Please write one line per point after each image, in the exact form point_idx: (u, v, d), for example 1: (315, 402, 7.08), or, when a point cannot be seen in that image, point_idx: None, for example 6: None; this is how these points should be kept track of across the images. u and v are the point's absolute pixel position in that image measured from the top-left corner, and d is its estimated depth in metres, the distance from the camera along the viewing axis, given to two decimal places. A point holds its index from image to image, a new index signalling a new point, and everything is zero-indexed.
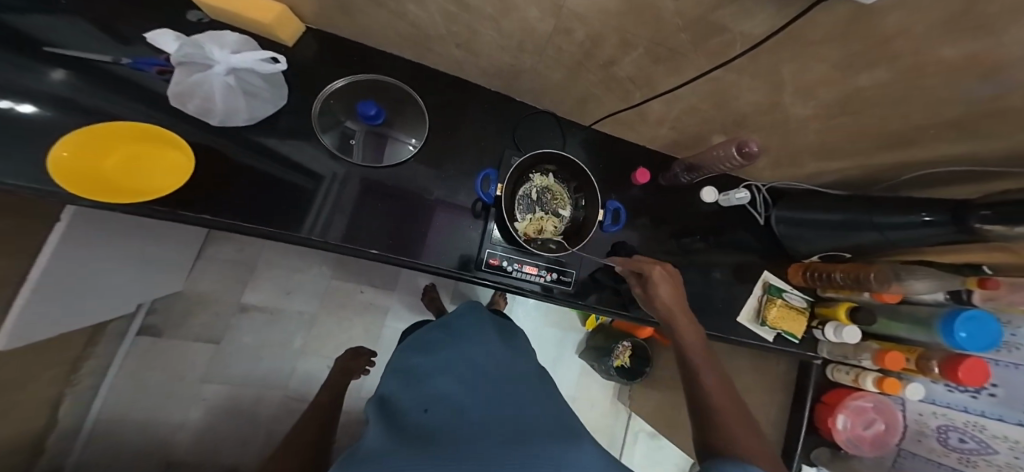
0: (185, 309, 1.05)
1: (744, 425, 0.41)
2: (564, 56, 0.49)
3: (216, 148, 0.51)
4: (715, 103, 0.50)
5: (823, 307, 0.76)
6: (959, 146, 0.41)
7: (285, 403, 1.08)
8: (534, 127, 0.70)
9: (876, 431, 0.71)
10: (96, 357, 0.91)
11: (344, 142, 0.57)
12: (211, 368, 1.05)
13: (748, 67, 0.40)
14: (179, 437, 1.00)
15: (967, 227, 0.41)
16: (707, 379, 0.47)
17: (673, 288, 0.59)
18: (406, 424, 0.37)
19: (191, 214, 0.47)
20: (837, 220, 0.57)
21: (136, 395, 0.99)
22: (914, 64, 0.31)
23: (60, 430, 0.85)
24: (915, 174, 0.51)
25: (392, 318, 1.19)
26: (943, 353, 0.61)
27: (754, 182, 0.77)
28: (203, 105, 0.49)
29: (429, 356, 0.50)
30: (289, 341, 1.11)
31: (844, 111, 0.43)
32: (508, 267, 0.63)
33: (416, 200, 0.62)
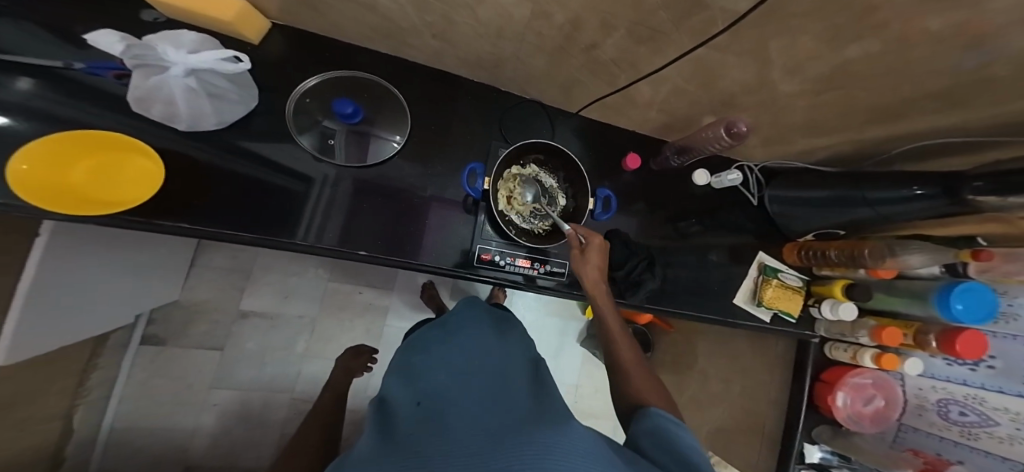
0: (184, 318, 1.06)
1: (652, 387, 0.44)
2: (545, 41, 0.48)
3: (185, 153, 0.50)
4: (701, 83, 0.49)
5: (818, 287, 0.75)
6: (952, 116, 0.40)
7: (293, 405, 1.11)
8: (520, 117, 0.69)
9: (876, 407, 0.72)
10: (102, 369, 0.92)
11: (325, 142, 0.57)
12: (217, 375, 1.07)
13: (730, 46, 0.38)
14: (193, 441, 1.03)
15: (959, 199, 0.41)
16: (623, 351, 0.49)
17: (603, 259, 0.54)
18: (400, 423, 0.38)
19: (170, 224, 0.48)
20: (831, 196, 0.56)
21: (146, 404, 1.01)
22: (902, 35, 0.30)
23: (76, 440, 0.87)
24: (907, 148, 0.50)
25: (392, 317, 1.21)
26: (940, 327, 0.61)
27: (746, 163, 0.76)
28: (167, 110, 0.48)
29: (428, 355, 0.51)
30: (292, 345, 1.13)
31: (832, 86, 0.42)
32: (500, 261, 0.63)
33: (407, 199, 0.61)
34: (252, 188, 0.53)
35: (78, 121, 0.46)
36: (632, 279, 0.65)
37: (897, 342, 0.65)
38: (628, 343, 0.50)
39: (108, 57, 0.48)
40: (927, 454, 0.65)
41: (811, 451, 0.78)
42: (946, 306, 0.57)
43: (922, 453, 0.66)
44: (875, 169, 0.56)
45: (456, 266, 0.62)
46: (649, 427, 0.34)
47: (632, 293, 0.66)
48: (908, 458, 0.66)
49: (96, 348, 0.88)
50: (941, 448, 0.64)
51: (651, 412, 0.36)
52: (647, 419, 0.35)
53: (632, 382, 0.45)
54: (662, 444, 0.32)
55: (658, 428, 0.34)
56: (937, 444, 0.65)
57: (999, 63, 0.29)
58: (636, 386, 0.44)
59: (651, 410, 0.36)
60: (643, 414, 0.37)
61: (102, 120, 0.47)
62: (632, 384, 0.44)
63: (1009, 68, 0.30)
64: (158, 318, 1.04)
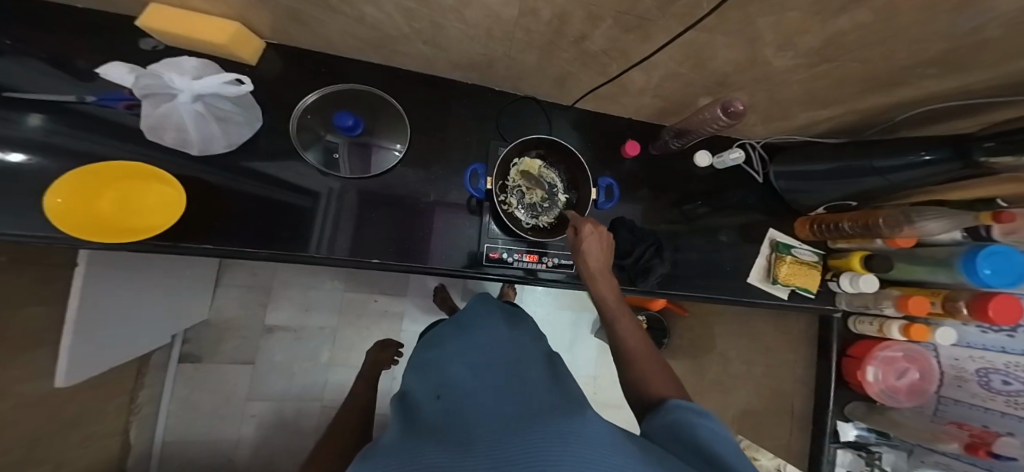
0: (215, 335, 1.11)
1: (662, 376, 0.43)
2: (534, 37, 0.48)
3: (199, 177, 0.53)
4: (693, 65, 0.48)
5: (835, 260, 0.75)
6: (955, 76, 0.38)
7: (324, 412, 1.15)
8: (516, 114, 0.70)
9: (910, 381, 0.69)
10: (149, 386, 0.98)
11: (330, 156, 0.59)
12: (251, 388, 1.12)
13: (717, 26, 0.38)
14: (236, 452, 1.08)
15: (973, 161, 0.39)
16: (628, 340, 0.48)
17: (603, 247, 0.54)
18: (424, 414, 0.40)
19: (196, 246, 0.51)
20: (837, 168, 0.55)
21: (191, 418, 1.07)
22: (889, 2, 0.29)
23: (133, 455, 0.93)
24: (912, 113, 0.48)
25: (408, 322, 1.23)
26: (969, 293, 0.58)
27: (748, 140, 0.75)
28: (179, 136, 0.50)
29: (441, 350, 0.53)
30: (317, 356, 1.17)
31: (824, 57, 0.41)
32: (509, 258, 0.64)
33: (413, 205, 0.63)
34: (265, 207, 0.56)
35: (98, 154, 0.49)
36: (642, 266, 0.65)
37: (925, 312, 0.63)
38: (636, 333, 0.49)
39: (115, 89, 0.51)
40: (973, 427, 0.62)
41: (846, 429, 0.75)
42: (973, 271, 0.55)
43: (967, 426, 0.62)
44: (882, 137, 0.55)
45: (467, 265, 0.64)
46: (665, 422, 0.34)
47: (644, 278, 0.66)
48: (953, 432, 0.63)
49: (140, 368, 0.94)
50: (987, 420, 0.60)
51: (670, 407, 0.35)
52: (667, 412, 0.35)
53: (641, 373, 0.44)
54: (678, 436, 0.32)
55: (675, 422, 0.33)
56: (982, 416, 0.61)
57: (996, 23, 0.29)
58: (646, 376, 0.43)
59: (671, 402, 0.35)
60: (661, 408, 0.36)
61: (119, 150, 0.50)
62: (643, 378, 0.43)
63: (1006, 26, 0.29)
64: (193, 336, 1.09)
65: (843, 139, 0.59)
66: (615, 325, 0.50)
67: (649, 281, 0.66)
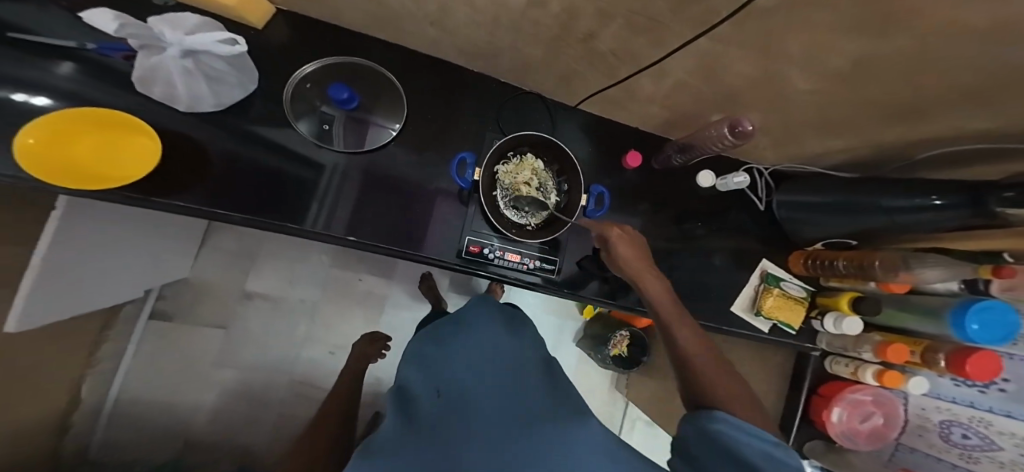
0: (194, 297, 1.07)
1: (730, 386, 0.39)
2: (541, 31, 0.46)
3: (185, 133, 0.50)
4: (706, 78, 0.46)
5: (824, 298, 0.73)
6: (951, 123, 0.38)
7: (292, 387, 1.10)
8: (519, 109, 0.67)
9: (873, 425, 0.70)
10: (113, 341, 0.93)
11: (322, 128, 0.56)
12: (222, 352, 1.07)
13: (733, 38, 0.36)
14: (195, 417, 1.04)
15: (987, 211, 0.35)
16: (692, 352, 0.42)
17: (635, 248, 0.52)
18: (426, 421, 0.37)
19: (162, 202, 0.47)
20: (844, 202, 0.51)
21: (154, 377, 1.03)
22: (904, 40, 0.28)
23: (82, 411, 0.89)
24: (933, 153, 0.44)
25: (390, 306, 1.15)
26: (951, 346, 0.59)
27: (756, 165, 0.73)
28: (167, 92, 0.47)
29: (439, 345, 0.49)
30: (294, 330, 1.11)
31: (845, 86, 0.39)
32: (489, 254, 0.62)
33: (411, 190, 0.60)
34: (251, 167, 0.53)
35: (67, 95, 0.45)
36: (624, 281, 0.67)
37: (903, 360, 0.64)
38: (701, 339, 0.44)
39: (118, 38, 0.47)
40: None
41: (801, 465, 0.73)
42: (961, 325, 0.54)
43: None
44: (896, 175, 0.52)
45: (454, 259, 0.61)
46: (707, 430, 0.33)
47: (624, 293, 0.68)
48: None
49: (108, 322, 0.90)
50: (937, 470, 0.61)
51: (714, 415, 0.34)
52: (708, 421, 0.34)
53: (706, 382, 0.40)
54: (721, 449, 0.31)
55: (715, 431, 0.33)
56: (935, 465, 0.61)
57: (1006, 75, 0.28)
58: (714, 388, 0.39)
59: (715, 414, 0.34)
60: (704, 417, 0.35)
61: (87, 91, 0.46)
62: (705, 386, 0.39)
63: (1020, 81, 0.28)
64: (170, 294, 1.05)
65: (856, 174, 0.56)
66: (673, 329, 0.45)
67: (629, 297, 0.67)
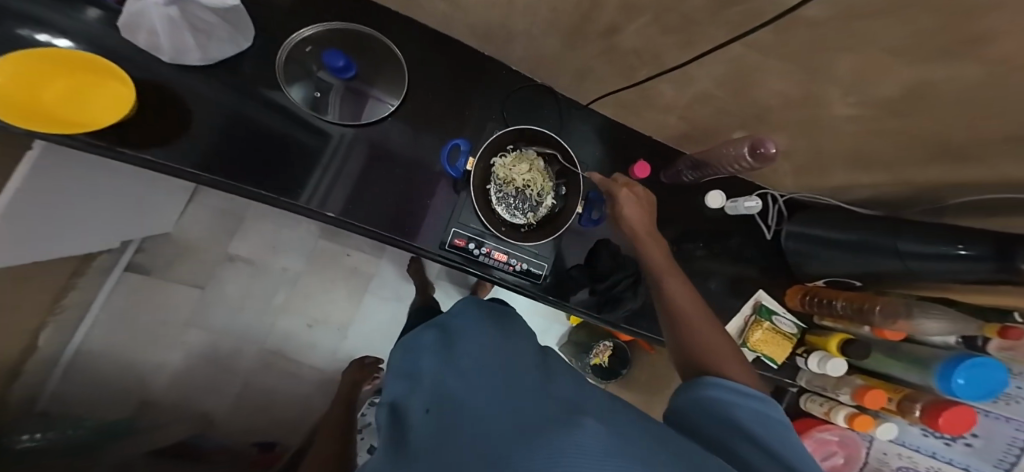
0: (174, 253, 0.96)
1: (721, 341, 0.38)
2: (558, 19, 0.43)
3: (162, 83, 0.46)
4: (732, 90, 0.44)
5: (814, 337, 0.70)
6: (957, 170, 0.37)
7: (262, 356, 1.00)
8: (528, 101, 0.63)
9: (834, 464, 0.71)
10: (80, 289, 0.83)
11: (314, 96, 0.52)
12: (195, 312, 0.97)
13: (763, 48, 0.33)
14: (156, 377, 0.93)
15: (1012, 266, 0.33)
16: (687, 310, 0.42)
17: (642, 209, 0.54)
18: (411, 432, 0.30)
19: (132, 154, 0.43)
20: (858, 240, 0.49)
21: (126, 334, 0.92)
22: (932, 75, 0.26)
23: (33, 361, 0.78)
24: (966, 200, 0.40)
25: (375, 285, 1.06)
26: (930, 398, 0.58)
27: (772, 190, 0.70)
28: (151, 41, 0.42)
29: (439, 353, 0.42)
30: (271, 297, 1.00)
31: (874, 117, 0.37)
32: (474, 250, 0.58)
33: (414, 172, 0.57)
34: (238, 126, 0.49)
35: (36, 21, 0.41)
36: (614, 294, 0.63)
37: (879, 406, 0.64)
38: (692, 300, 0.43)
39: None
40: None
41: None
42: (947, 377, 0.53)
43: None
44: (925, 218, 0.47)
45: (434, 248, 0.58)
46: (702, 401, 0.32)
47: (608, 308, 0.64)
48: None
49: (77, 270, 0.81)
50: None
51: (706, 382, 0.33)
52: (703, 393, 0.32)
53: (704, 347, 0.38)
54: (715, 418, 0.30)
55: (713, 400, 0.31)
56: None
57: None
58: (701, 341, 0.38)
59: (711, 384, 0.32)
60: (701, 386, 0.33)
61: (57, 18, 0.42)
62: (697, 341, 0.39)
63: None
64: (148, 248, 0.94)
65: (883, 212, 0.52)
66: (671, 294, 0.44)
67: (613, 313, 0.64)
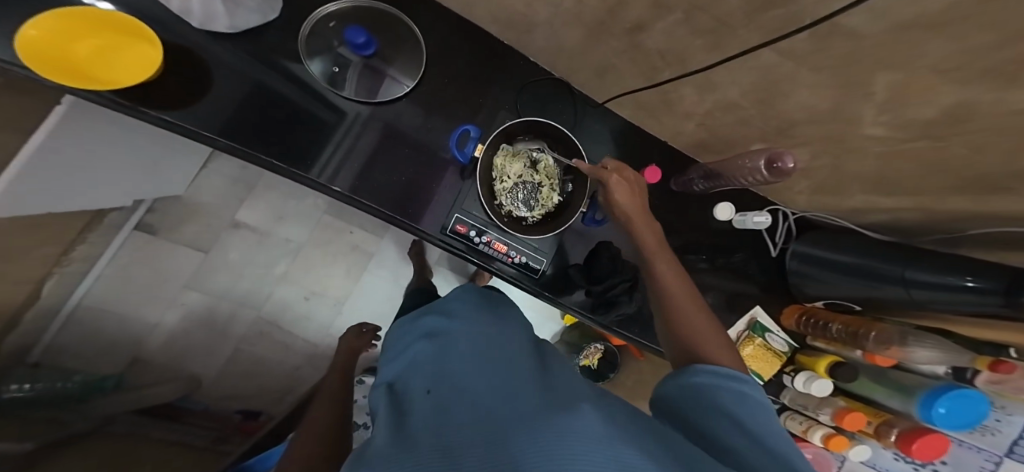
0: (181, 214, 0.93)
1: (711, 328, 0.36)
2: (585, 11, 0.42)
3: (187, 46, 0.45)
4: (758, 101, 0.43)
5: (804, 356, 0.71)
6: (976, 201, 0.36)
7: (256, 324, 0.98)
8: (545, 95, 0.62)
9: None
10: (88, 244, 0.80)
11: (333, 71, 0.50)
12: (195, 275, 0.94)
13: (798, 55, 0.33)
14: (151, 336, 0.91)
15: (1016, 302, 0.33)
16: (675, 288, 0.39)
17: (631, 192, 0.46)
18: (412, 411, 0.29)
19: (152, 114, 0.43)
20: (864, 266, 0.49)
21: (122, 289, 0.89)
22: (966, 99, 0.26)
23: (37, 311, 0.74)
24: (982, 231, 0.40)
25: (375, 264, 1.05)
26: (909, 424, 0.59)
27: (782, 208, 0.69)
28: (182, 6, 0.41)
29: (432, 338, 0.41)
30: (272, 266, 0.99)
31: (897, 139, 0.36)
32: (475, 237, 0.58)
33: (427, 156, 0.56)
34: (257, 95, 0.48)
35: None
36: (608, 298, 0.62)
37: (858, 428, 0.64)
38: (685, 285, 0.40)
39: None
40: None
41: None
42: (928, 407, 0.54)
43: None
44: (937, 247, 0.47)
45: (433, 233, 0.57)
46: (689, 382, 0.29)
47: (603, 311, 0.63)
48: None
49: (88, 225, 0.78)
50: None
51: (694, 369, 0.30)
52: (692, 373, 0.30)
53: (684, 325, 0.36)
54: (701, 399, 0.28)
55: (699, 383, 0.29)
56: None
57: None
58: (696, 332, 0.35)
59: (698, 366, 0.30)
60: (687, 370, 0.31)
61: None
62: (693, 333, 0.35)
63: None
64: (159, 209, 0.91)
65: (894, 239, 0.52)
66: (659, 270, 0.41)
67: (606, 316, 0.64)
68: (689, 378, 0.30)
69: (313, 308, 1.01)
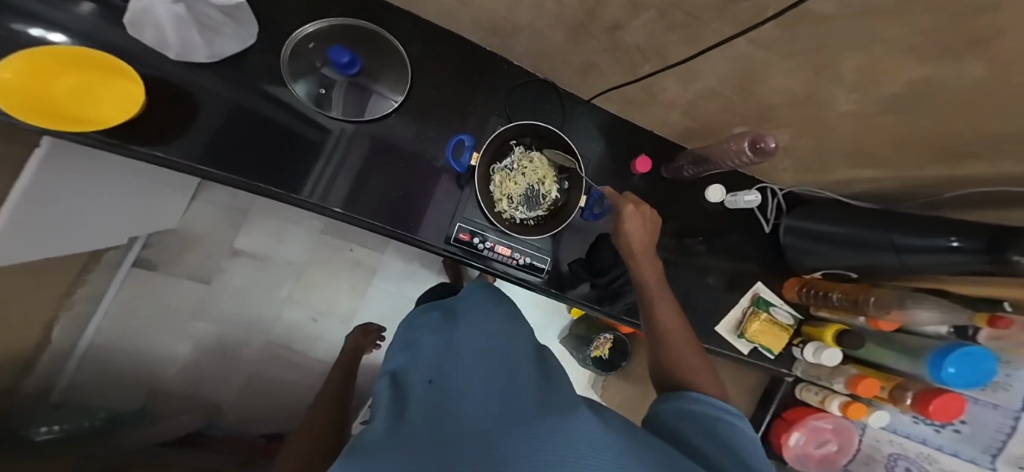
0: (178, 246, 0.96)
1: (693, 357, 0.44)
2: (564, 13, 0.43)
3: (162, 76, 0.46)
4: (737, 88, 0.44)
5: (810, 327, 0.72)
6: (954, 168, 0.38)
7: (267, 348, 1.01)
8: (532, 97, 0.63)
9: (827, 451, 0.76)
10: (87, 284, 0.82)
11: (319, 92, 0.52)
12: (200, 305, 0.97)
13: (772, 44, 0.34)
14: (165, 368, 0.94)
15: (998, 259, 0.34)
16: (668, 325, 0.47)
17: (645, 226, 0.51)
18: (410, 401, 0.31)
19: (141, 150, 0.43)
20: (854, 234, 0.50)
21: (130, 324, 0.92)
22: (930, 73, 0.27)
23: (48, 354, 0.77)
24: (961, 194, 0.41)
25: (379, 279, 1.07)
26: (921, 386, 0.61)
27: (771, 185, 0.70)
28: (157, 38, 0.42)
29: (440, 333, 0.43)
30: (276, 288, 1.01)
31: (872, 114, 0.37)
32: (479, 245, 0.59)
33: (419, 166, 0.58)
34: (241, 122, 0.49)
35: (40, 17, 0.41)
36: (613, 289, 0.66)
37: (873, 394, 0.66)
38: (677, 319, 0.48)
39: None
40: None
41: None
42: (938, 367, 0.55)
43: None
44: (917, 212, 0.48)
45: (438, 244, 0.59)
46: (683, 407, 0.34)
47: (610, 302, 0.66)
48: None
49: (86, 265, 0.80)
50: None
51: (688, 394, 0.35)
52: (687, 401, 0.34)
53: (679, 369, 0.42)
54: (698, 424, 0.32)
55: (694, 410, 0.33)
56: None
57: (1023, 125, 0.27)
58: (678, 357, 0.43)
59: (692, 394, 0.35)
60: (681, 395, 0.36)
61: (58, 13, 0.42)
62: (677, 358, 0.43)
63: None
64: (155, 243, 0.94)
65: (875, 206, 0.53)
66: (656, 304, 0.49)
67: (614, 306, 0.66)
68: (685, 404, 0.34)
69: (321, 326, 1.03)
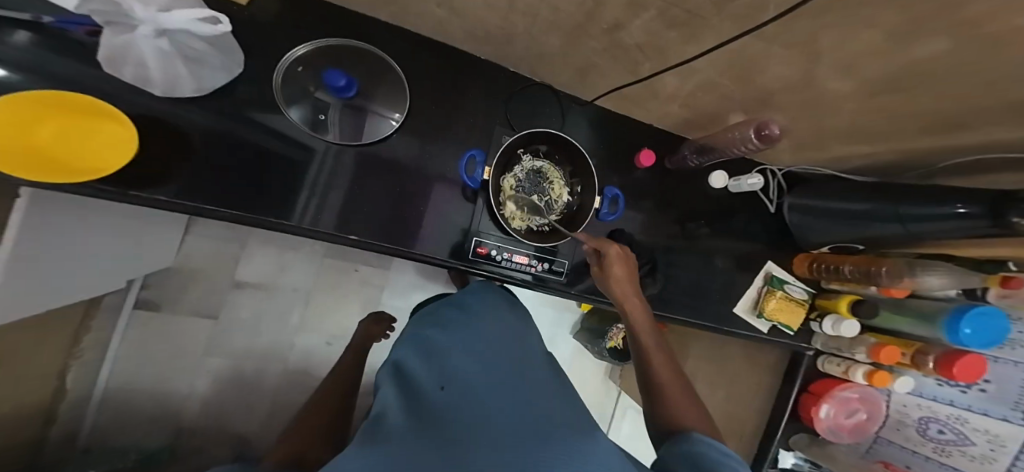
0: (181, 284, 0.97)
1: (688, 403, 0.43)
2: (562, 18, 0.43)
3: (157, 116, 0.46)
4: (735, 78, 0.45)
5: (823, 300, 0.73)
6: (948, 138, 0.38)
7: (286, 376, 1.04)
8: (529, 101, 0.65)
9: (857, 420, 0.74)
10: (96, 329, 0.82)
11: (316, 117, 0.53)
12: (212, 340, 0.99)
13: (772, 33, 0.34)
14: (186, 404, 0.96)
15: (1002, 222, 0.35)
16: (663, 373, 0.47)
17: (627, 267, 0.55)
18: (424, 391, 0.33)
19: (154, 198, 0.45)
20: (860, 208, 0.51)
21: (142, 365, 0.93)
22: (928, 53, 0.27)
23: (69, 403, 0.79)
24: (957, 161, 0.42)
25: (387, 295, 1.11)
26: (941, 349, 0.61)
27: (770, 165, 0.71)
28: (139, 74, 0.41)
29: (446, 330, 0.45)
30: (288, 315, 1.04)
31: (868, 93, 0.38)
32: (496, 256, 0.62)
33: (416, 180, 0.59)
34: (234, 155, 0.49)
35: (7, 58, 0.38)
36: None
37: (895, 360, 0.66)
38: (667, 361, 0.48)
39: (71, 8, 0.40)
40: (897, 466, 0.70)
41: (785, 457, 0.78)
42: (954, 330, 0.55)
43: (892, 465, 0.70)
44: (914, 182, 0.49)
45: (453, 257, 0.61)
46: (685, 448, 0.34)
47: None
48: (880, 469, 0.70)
49: (88, 311, 0.78)
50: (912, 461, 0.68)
51: (694, 437, 0.35)
52: (689, 442, 0.35)
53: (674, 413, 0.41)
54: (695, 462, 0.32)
55: (695, 450, 0.33)
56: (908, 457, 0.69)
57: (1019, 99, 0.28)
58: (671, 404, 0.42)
59: (696, 436, 0.35)
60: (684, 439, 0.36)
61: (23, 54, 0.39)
62: (669, 406, 0.42)
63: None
64: (154, 283, 0.95)
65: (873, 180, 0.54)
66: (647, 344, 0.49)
67: None
68: (685, 446, 0.34)
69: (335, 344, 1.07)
